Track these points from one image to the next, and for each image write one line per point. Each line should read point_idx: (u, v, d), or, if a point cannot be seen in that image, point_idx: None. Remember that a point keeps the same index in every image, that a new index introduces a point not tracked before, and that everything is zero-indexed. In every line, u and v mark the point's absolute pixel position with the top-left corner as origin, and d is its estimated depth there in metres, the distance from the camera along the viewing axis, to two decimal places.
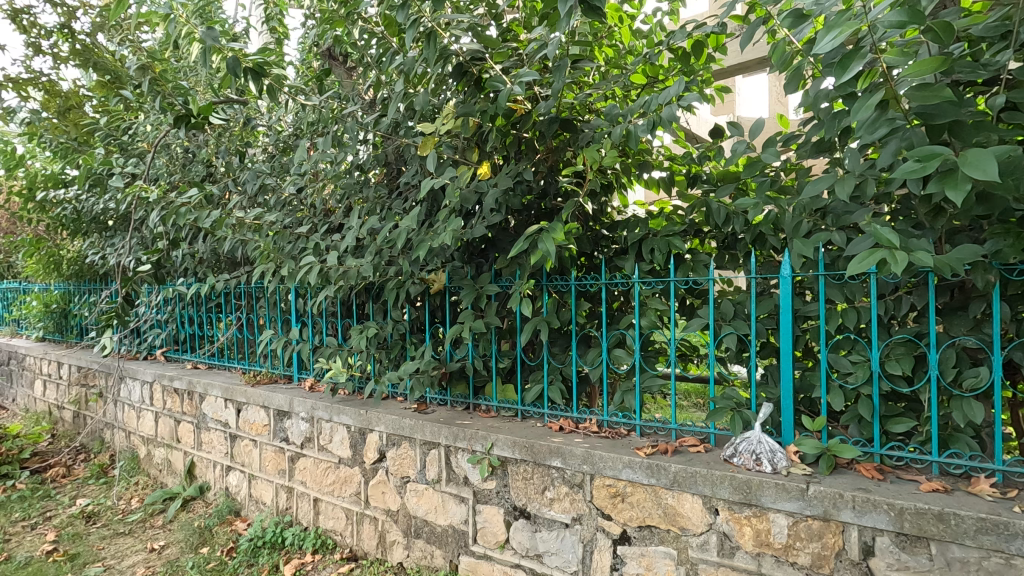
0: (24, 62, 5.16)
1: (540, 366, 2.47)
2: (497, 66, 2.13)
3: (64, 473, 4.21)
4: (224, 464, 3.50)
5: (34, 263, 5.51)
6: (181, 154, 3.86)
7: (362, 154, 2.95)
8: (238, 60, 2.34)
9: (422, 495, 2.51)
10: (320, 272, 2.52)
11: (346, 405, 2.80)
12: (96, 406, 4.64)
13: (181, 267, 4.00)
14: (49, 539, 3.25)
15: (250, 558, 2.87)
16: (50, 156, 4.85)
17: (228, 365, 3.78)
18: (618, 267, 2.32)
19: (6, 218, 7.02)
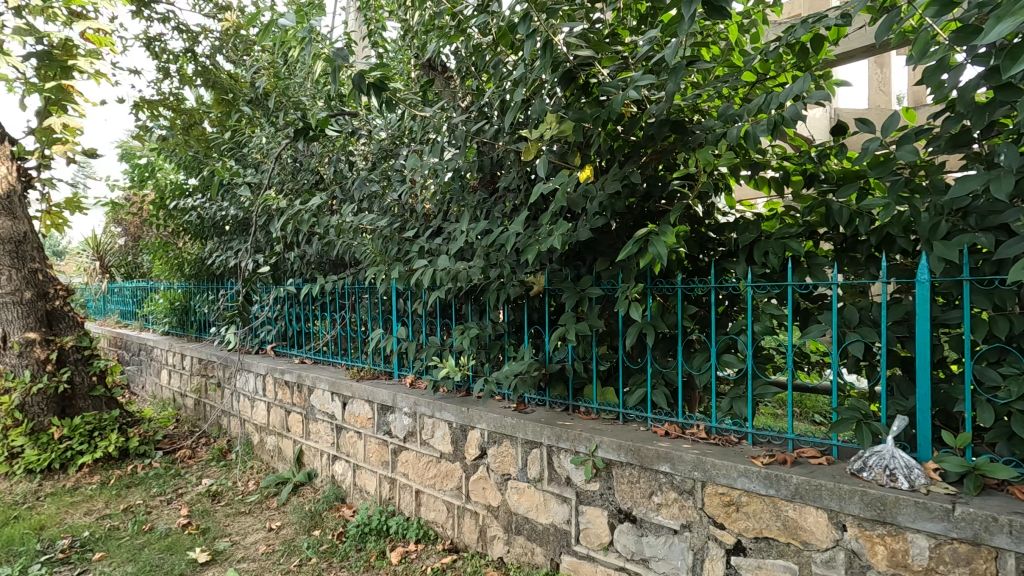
0: (155, 85, 5.77)
1: (641, 370, 2.45)
2: (604, 70, 2.16)
3: (191, 454, 4.66)
4: (330, 453, 3.73)
5: (162, 264, 6.12)
6: (290, 163, 4.09)
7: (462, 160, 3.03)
8: (361, 76, 2.54)
9: (523, 493, 2.56)
10: (430, 274, 2.64)
11: (448, 402, 2.91)
12: (215, 395, 5.09)
13: (292, 269, 4.31)
14: (183, 514, 3.62)
15: (359, 543, 3.05)
16: (177, 168, 5.38)
17: (334, 361, 4.02)
18: (726, 270, 2.27)
19: (137, 225, 7.86)
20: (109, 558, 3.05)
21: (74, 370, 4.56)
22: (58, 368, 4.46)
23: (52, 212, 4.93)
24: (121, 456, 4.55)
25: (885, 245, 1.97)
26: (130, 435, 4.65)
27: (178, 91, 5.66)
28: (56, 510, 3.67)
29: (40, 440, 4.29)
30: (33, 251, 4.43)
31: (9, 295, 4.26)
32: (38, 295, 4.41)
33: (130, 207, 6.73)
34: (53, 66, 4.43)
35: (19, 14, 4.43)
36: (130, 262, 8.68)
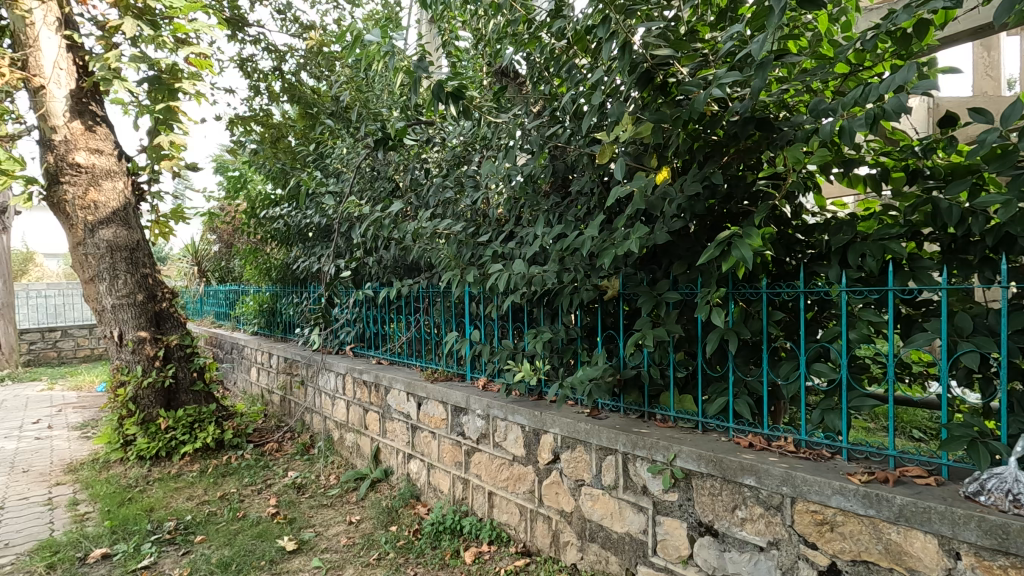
0: (248, 103, 6.21)
1: (722, 377, 2.36)
2: (684, 69, 2.09)
3: (277, 448, 4.96)
4: (406, 452, 3.85)
5: (252, 269, 6.56)
6: (367, 172, 4.22)
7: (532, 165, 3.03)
8: (440, 86, 2.63)
9: (597, 500, 2.53)
10: (504, 278, 2.67)
11: (520, 405, 2.92)
12: (299, 393, 5.38)
13: (370, 273, 4.49)
14: (272, 503, 3.85)
15: (433, 541, 3.13)
16: (265, 179, 5.74)
17: (409, 363, 4.14)
18: (816, 273, 2.14)
19: (230, 233, 8.47)
20: (209, 541, 3.30)
21: (178, 366, 4.97)
22: (165, 364, 4.87)
23: (160, 222, 5.42)
24: (217, 447, 4.91)
25: (1003, 245, 1.79)
26: (225, 427, 5.02)
27: (267, 107, 6.06)
28: (164, 494, 4.02)
29: (149, 429, 4.73)
30: (145, 257, 4.87)
31: (125, 298, 4.70)
32: (149, 297, 4.85)
33: (224, 216, 7.27)
34: (162, 89, 4.87)
35: (134, 44, 4.91)
36: (223, 267, 9.34)
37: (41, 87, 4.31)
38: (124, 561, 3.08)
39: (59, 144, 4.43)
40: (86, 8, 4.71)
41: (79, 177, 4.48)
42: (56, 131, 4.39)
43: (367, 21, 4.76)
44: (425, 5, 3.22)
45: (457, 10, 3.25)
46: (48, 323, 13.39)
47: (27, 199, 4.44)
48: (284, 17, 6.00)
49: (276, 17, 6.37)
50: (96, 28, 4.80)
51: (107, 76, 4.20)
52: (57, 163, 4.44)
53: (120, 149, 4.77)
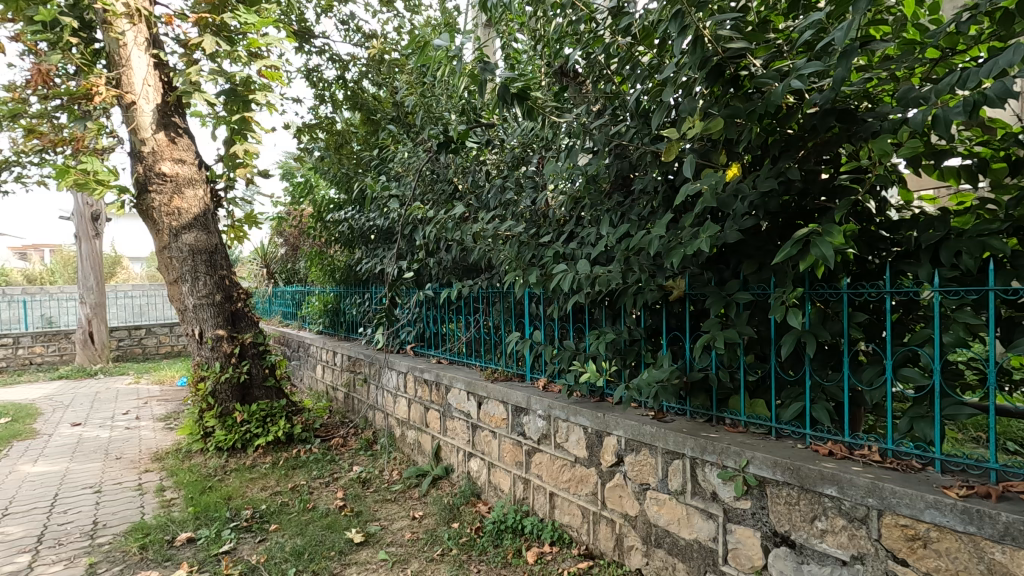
0: (313, 111, 6.49)
1: (797, 382, 2.25)
2: (758, 61, 2.01)
3: (343, 443, 5.14)
4: (466, 450, 3.90)
5: (318, 271, 6.83)
6: (427, 175, 4.30)
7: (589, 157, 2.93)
8: (506, 88, 2.73)
9: (663, 505, 2.48)
10: (567, 279, 2.66)
11: (583, 406, 2.90)
12: (362, 390, 5.56)
13: (431, 274, 4.59)
14: (339, 496, 4.00)
15: (496, 540, 3.16)
16: (329, 184, 5.97)
17: (468, 362, 4.20)
18: (902, 272, 2.01)
19: (297, 236, 8.86)
20: (282, 530, 3.47)
21: (252, 362, 5.23)
22: (240, 361, 5.14)
23: (235, 226, 5.73)
24: (287, 441, 5.15)
25: None
26: (295, 422, 5.25)
27: (331, 115, 6.31)
28: (240, 484, 4.25)
29: (227, 422, 5.01)
30: (222, 260, 5.16)
31: (205, 298, 5.01)
32: (226, 297, 5.14)
33: (292, 220, 7.61)
34: (237, 100, 5.15)
35: (212, 60, 5.22)
36: (290, 268, 9.78)
37: (132, 103, 4.65)
38: (207, 546, 3.28)
39: (147, 155, 4.76)
40: (170, 27, 5.04)
41: (164, 185, 4.80)
42: (145, 143, 4.73)
43: (426, 28, 4.86)
44: (485, 9, 3.26)
45: (516, 12, 3.27)
46: (134, 321, 14.47)
47: (119, 207, 4.80)
48: (347, 27, 6.22)
49: (339, 28, 6.62)
50: (179, 46, 5.13)
51: (189, 90, 4.49)
52: (146, 173, 4.78)
53: (201, 159, 5.08)
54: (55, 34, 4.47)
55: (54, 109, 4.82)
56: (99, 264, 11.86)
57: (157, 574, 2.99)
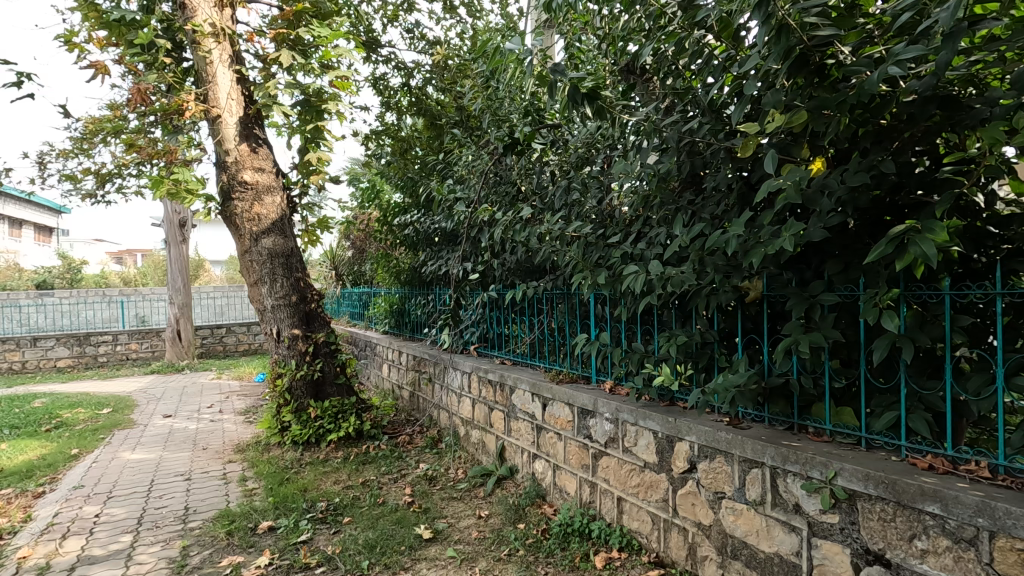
0: (380, 118, 6.70)
1: (890, 389, 2.10)
2: (847, 48, 1.89)
3: (409, 441, 5.28)
4: (531, 452, 3.90)
5: (384, 273, 7.04)
6: (491, 177, 4.35)
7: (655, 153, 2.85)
8: (576, 88, 2.70)
9: (740, 515, 2.38)
10: (637, 280, 2.61)
11: (652, 410, 2.83)
12: (427, 389, 5.69)
13: (495, 276, 4.63)
14: (408, 492, 4.10)
15: (563, 543, 3.13)
16: (395, 189, 6.14)
17: (532, 363, 4.21)
18: (1015, 272, 1.83)
19: (363, 240, 9.19)
20: (355, 523, 3.59)
21: (325, 361, 5.46)
22: (314, 359, 5.38)
23: (308, 231, 6.02)
24: (357, 437, 5.34)
25: None
26: (364, 419, 5.44)
27: (397, 121, 6.49)
28: (314, 477, 4.45)
29: (302, 417, 5.25)
30: (297, 263, 5.42)
31: (282, 299, 5.27)
32: (301, 298, 5.39)
33: (359, 223, 7.89)
34: (311, 111, 5.41)
35: (288, 72, 5.50)
36: (356, 270, 10.14)
37: (217, 116, 4.96)
38: (287, 535, 3.45)
39: (231, 164, 5.07)
40: (251, 44, 5.36)
41: (246, 193, 5.10)
42: (229, 154, 5.04)
43: (490, 32, 4.91)
44: (551, 9, 3.25)
45: (582, 11, 3.25)
46: (215, 320, 15.45)
47: (206, 214, 5.14)
48: (412, 35, 6.38)
49: (404, 37, 6.81)
50: (258, 60, 5.44)
51: (268, 102, 4.75)
52: (230, 182, 5.10)
53: (278, 167, 5.36)
54: (152, 55, 4.85)
55: (150, 124, 5.23)
56: (186, 268, 12.74)
57: (243, 559, 3.18)
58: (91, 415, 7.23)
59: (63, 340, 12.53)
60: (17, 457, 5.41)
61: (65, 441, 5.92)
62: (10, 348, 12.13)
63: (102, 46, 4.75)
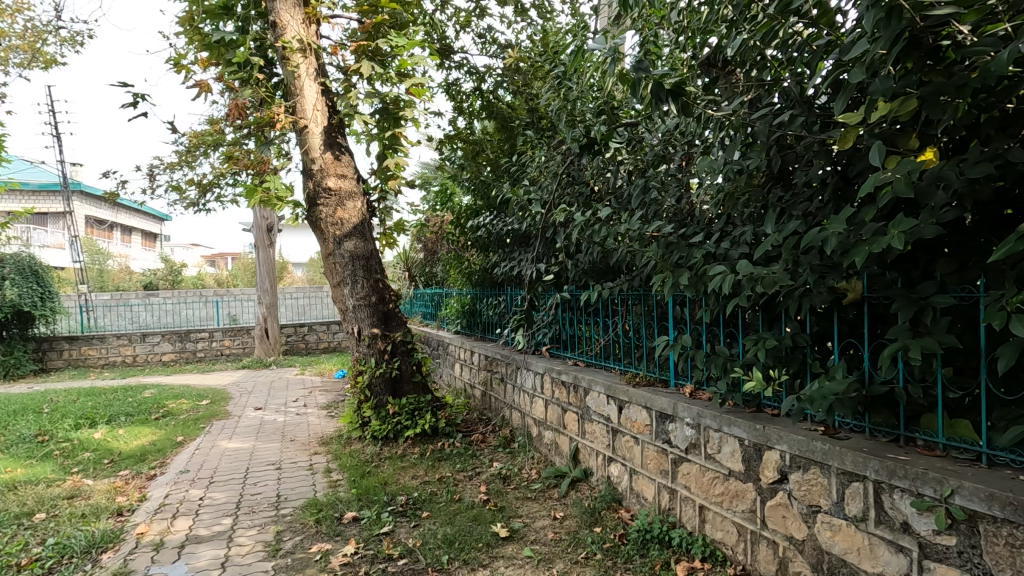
0: (453, 122, 6.85)
1: (1017, 402, 1.90)
2: (966, 27, 1.73)
3: (482, 439, 5.36)
4: (606, 455, 3.85)
5: (457, 273, 7.19)
6: (564, 178, 4.34)
7: (741, 149, 2.74)
8: (659, 84, 2.65)
9: (838, 531, 2.24)
10: (723, 280, 2.51)
11: (738, 417, 2.72)
12: (499, 389, 5.76)
13: (568, 277, 4.61)
14: (483, 490, 4.17)
15: (641, 549, 3.07)
16: (468, 192, 6.26)
17: (606, 365, 4.16)
18: None
19: (436, 242, 9.43)
20: (433, 518, 3.69)
21: (402, 359, 5.65)
22: (392, 357, 5.58)
23: (386, 234, 6.26)
24: (432, 434, 5.49)
25: None
26: (439, 416, 5.59)
27: (469, 125, 6.60)
28: (394, 471, 4.62)
29: (381, 413, 5.47)
30: (377, 265, 5.64)
31: (362, 300, 5.51)
32: (380, 299, 5.61)
33: (432, 226, 8.10)
34: (389, 118, 5.62)
35: (368, 82, 5.74)
36: (429, 272, 10.43)
37: (304, 127, 5.26)
38: (371, 526, 3.60)
39: (316, 172, 5.35)
40: (334, 57, 5.64)
41: (330, 199, 5.37)
42: (315, 162, 5.33)
43: (564, 32, 4.90)
44: (629, 5, 3.20)
45: (660, 6, 3.18)
46: (298, 319, 16.37)
47: (294, 220, 5.47)
48: (485, 40, 6.48)
49: (476, 42, 6.93)
50: (340, 72, 5.72)
51: (350, 111, 4.98)
52: (315, 188, 5.38)
53: (359, 174, 5.61)
54: (246, 72, 5.22)
55: (245, 137, 5.62)
56: (273, 270, 13.59)
57: (331, 547, 3.35)
58: (193, 406, 7.87)
59: (168, 336, 13.72)
60: (133, 442, 5.98)
61: (172, 429, 6.48)
62: (124, 343, 13.43)
63: (205, 66, 5.17)
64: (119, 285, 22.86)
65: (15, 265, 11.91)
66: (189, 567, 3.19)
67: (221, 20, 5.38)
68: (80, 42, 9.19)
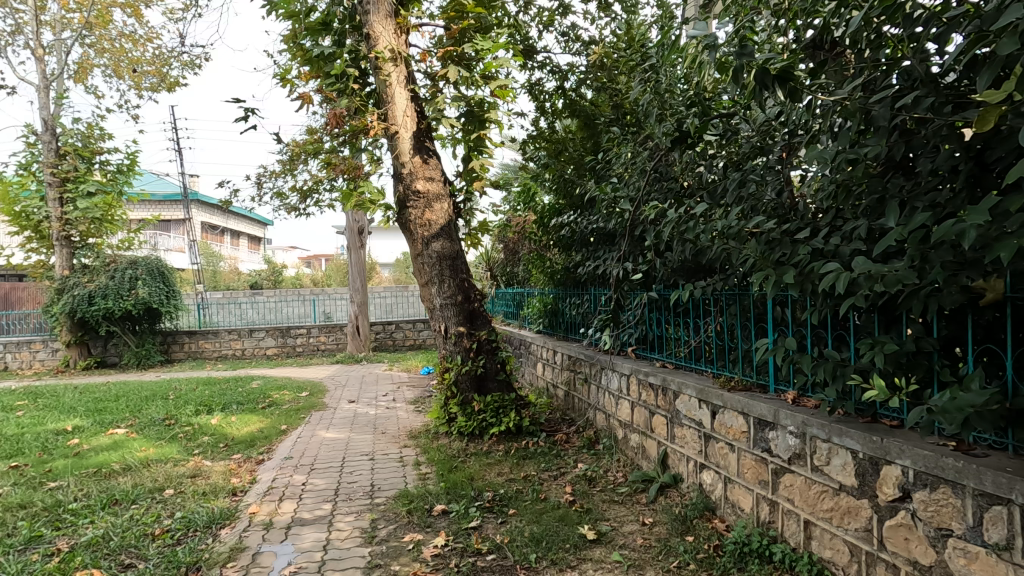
0: (536, 122, 6.86)
1: None
2: None
3: (566, 440, 5.33)
4: (697, 461, 3.69)
5: (539, 273, 7.19)
6: (653, 174, 4.22)
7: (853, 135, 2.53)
8: (764, 70, 2.51)
9: (974, 560, 2.00)
10: (834, 278, 2.33)
11: (850, 427, 2.50)
12: (582, 389, 5.70)
13: (656, 276, 4.47)
14: (568, 491, 4.14)
15: (739, 563, 2.92)
16: (550, 191, 6.25)
17: (697, 368, 3.99)
18: None
19: (517, 242, 9.50)
20: (520, 516, 3.72)
21: (487, 358, 5.73)
22: (477, 355, 5.68)
23: (471, 234, 6.39)
24: (516, 432, 5.54)
25: None
26: (523, 415, 5.62)
27: (552, 124, 6.59)
28: (480, 467, 4.70)
29: (467, 410, 5.59)
30: (462, 265, 5.77)
31: (449, 299, 5.65)
32: (465, 298, 5.73)
33: (514, 226, 8.17)
34: (474, 121, 5.74)
35: (454, 87, 5.88)
36: (510, 272, 10.54)
37: (395, 133, 5.47)
38: (459, 520, 3.69)
39: (406, 175, 5.55)
40: (422, 64, 5.84)
41: (419, 201, 5.56)
42: (405, 166, 5.53)
43: (651, 24, 4.75)
44: None
45: None
46: (386, 317, 17.12)
47: (386, 222, 5.71)
48: (568, 37, 6.45)
49: (559, 40, 6.90)
50: (428, 78, 5.91)
51: (438, 115, 5.13)
52: (405, 191, 5.59)
53: (446, 176, 5.77)
54: (343, 83, 5.53)
55: (341, 144, 5.94)
56: (363, 270, 14.31)
57: (422, 538, 3.47)
58: (294, 397, 8.46)
59: (271, 332, 14.85)
60: (244, 428, 6.52)
61: (276, 418, 6.99)
62: (234, 337, 14.69)
63: (306, 79, 5.54)
64: (229, 285, 25.04)
65: (146, 266, 13.36)
66: (296, 547, 3.42)
67: (320, 36, 5.74)
68: (198, 64, 10.16)
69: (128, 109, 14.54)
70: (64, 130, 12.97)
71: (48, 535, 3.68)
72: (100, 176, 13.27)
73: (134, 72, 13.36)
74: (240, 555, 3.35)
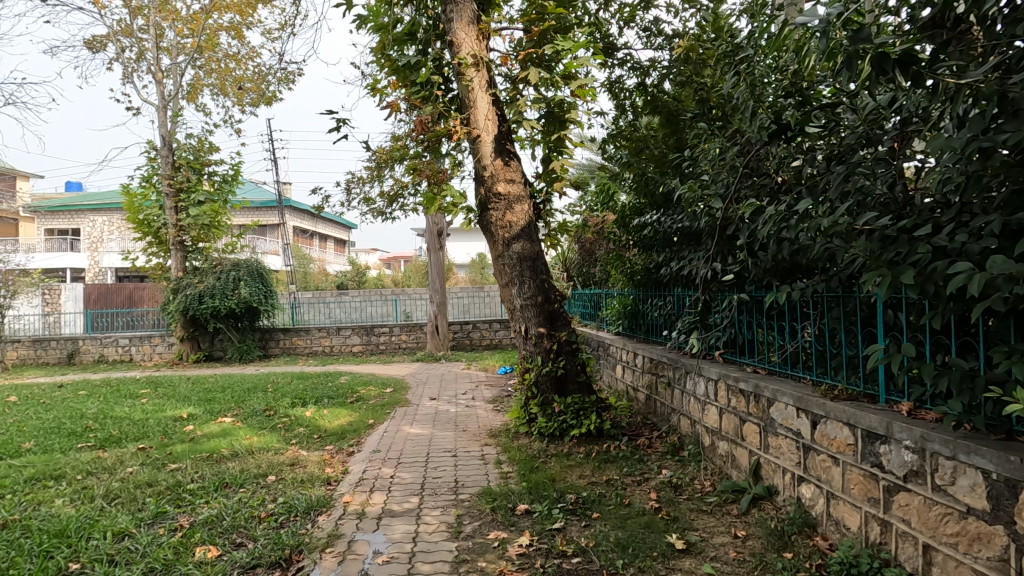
0: (616, 120, 6.75)
1: None
2: None
3: (649, 444, 5.20)
4: (795, 474, 3.47)
5: (619, 274, 7.07)
6: (745, 169, 4.01)
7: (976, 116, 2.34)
8: (885, 56, 2.34)
9: None
10: (963, 279, 2.12)
11: (981, 444, 2.26)
12: (665, 393, 5.54)
13: (747, 278, 4.26)
14: (653, 497, 4.04)
15: None
16: (630, 191, 6.12)
17: (793, 375, 3.77)
18: None
19: (595, 243, 9.39)
20: (604, 520, 3.67)
21: (567, 359, 5.71)
22: (557, 356, 5.67)
23: (550, 235, 6.38)
24: (597, 435, 5.48)
25: None
26: (604, 418, 5.54)
27: (632, 121, 6.46)
28: (561, 468, 4.70)
29: (547, 411, 5.60)
30: (542, 266, 5.78)
31: (529, 300, 5.67)
32: (545, 299, 5.73)
33: (592, 227, 8.08)
34: (554, 122, 5.75)
35: (533, 88, 5.91)
36: (587, 272, 10.44)
37: (477, 137, 5.59)
38: (543, 520, 3.70)
39: (488, 178, 5.64)
40: (503, 67, 5.91)
41: (500, 203, 5.63)
42: (486, 169, 5.62)
43: (741, 12, 4.53)
44: None
45: None
46: (462, 317, 17.49)
47: (467, 224, 5.84)
48: (650, 32, 6.29)
49: (640, 36, 6.74)
50: (508, 81, 5.97)
51: (519, 117, 5.19)
52: (487, 194, 5.68)
53: (526, 177, 5.81)
54: (427, 91, 5.72)
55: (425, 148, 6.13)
56: (442, 271, 14.72)
57: (507, 536, 3.51)
58: (380, 393, 8.83)
59: (357, 330, 15.60)
60: (335, 421, 6.89)
61: (364, 412, 7.32)
62: (323, 334, 15.59)
63: (394, 88, 5.77)
64: (318, 285, 26.58)
65: (247, 268, 14.49)
66: (387, 537, 3.57)
67: (405, 45, 5.96)
68: (293, 79, 10.86)
69: (232, 124, 15.83)
70: (179, 145, 14.33)
71: (171, 512, 4.07)
72: (208, 185, 14.52)
73: (238, 90, 14.51)
74: (337, 541, 3.54)
